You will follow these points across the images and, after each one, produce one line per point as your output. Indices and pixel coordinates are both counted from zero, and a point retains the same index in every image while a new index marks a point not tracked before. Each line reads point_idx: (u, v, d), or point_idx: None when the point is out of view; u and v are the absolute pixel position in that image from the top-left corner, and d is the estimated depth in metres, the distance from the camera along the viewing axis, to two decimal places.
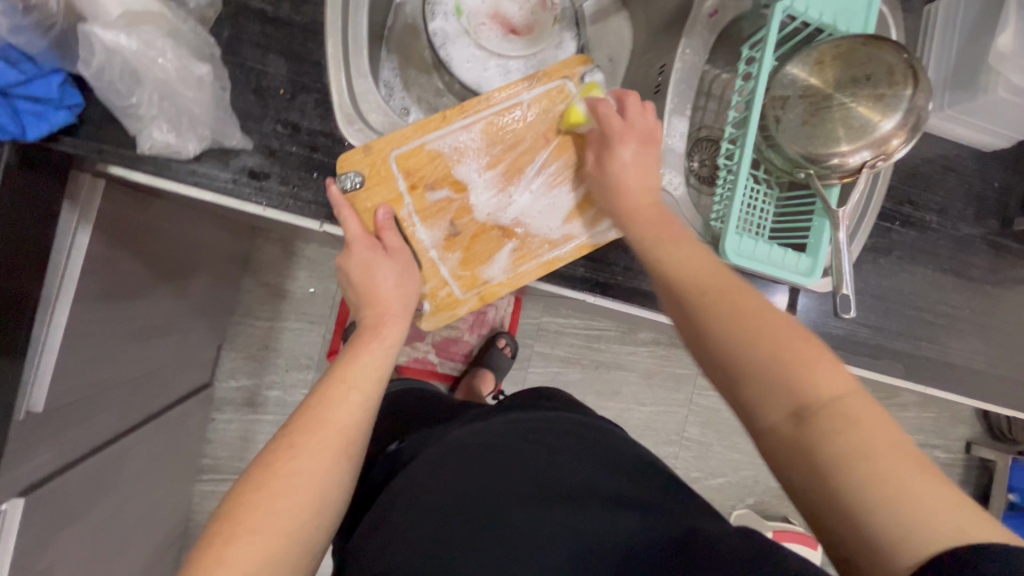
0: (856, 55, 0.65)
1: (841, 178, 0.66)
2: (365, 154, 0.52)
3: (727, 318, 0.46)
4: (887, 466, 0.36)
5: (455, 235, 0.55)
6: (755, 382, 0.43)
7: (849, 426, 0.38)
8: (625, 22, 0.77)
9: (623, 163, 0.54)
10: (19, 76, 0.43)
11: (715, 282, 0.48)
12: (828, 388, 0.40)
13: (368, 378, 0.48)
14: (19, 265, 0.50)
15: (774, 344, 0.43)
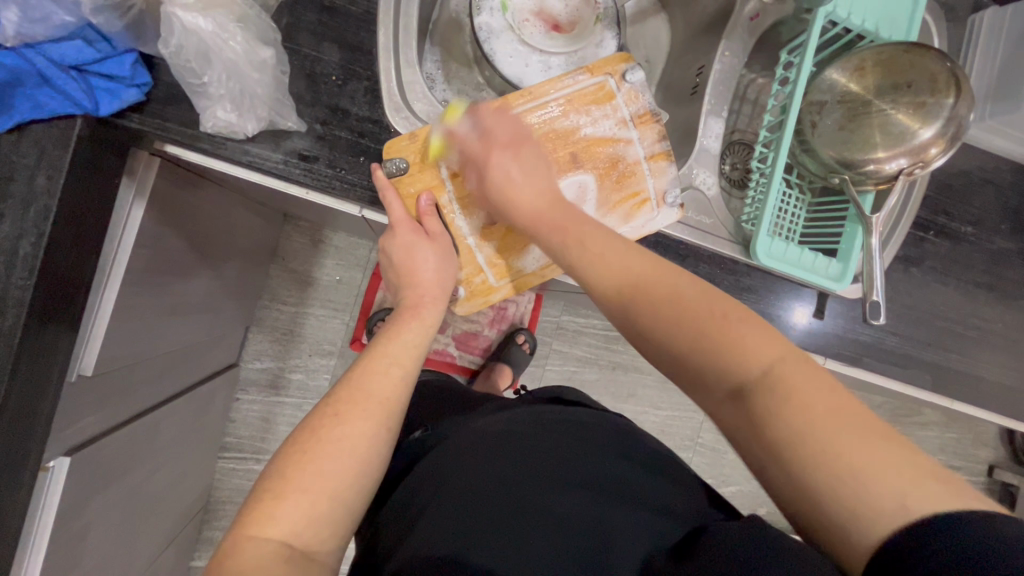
0: (897, 62, 0.65)
1: (876, 185, 0.67)
2: (411, 140, 0.54)
3: (652, 309, 0.45)
4: (828, 438, 0.36)
5: (492, 222, 0.56)
6: (693, 364, 0.43)
7: (785, 401, 0.38)
8: (664, 24, 0.78)
9: (503, 175, 0.52)
10: (97, 54, 0.47)
11: (633, 270, 0.47)
12: (756, 360, 0.40)
13: (407, 354, 0.50)
14: (82, 235, 0.53)
15: (700, 326, 0.43)
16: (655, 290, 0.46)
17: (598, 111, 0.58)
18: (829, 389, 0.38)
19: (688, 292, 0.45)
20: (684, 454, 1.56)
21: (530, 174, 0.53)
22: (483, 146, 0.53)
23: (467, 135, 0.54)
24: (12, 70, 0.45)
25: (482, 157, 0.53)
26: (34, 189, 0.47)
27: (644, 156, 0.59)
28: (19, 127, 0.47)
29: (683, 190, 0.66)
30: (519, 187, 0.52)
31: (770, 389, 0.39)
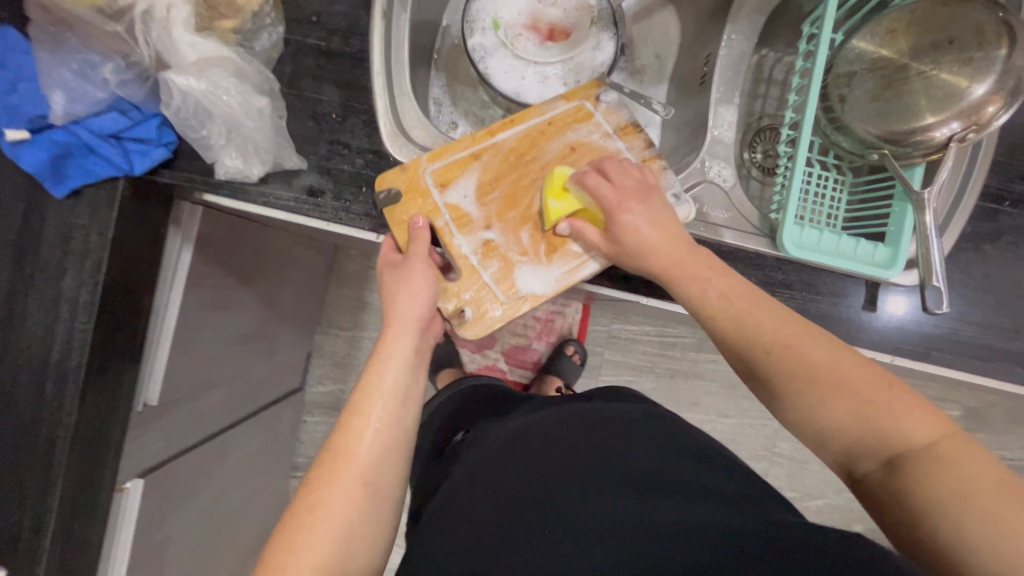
0: (935, 19, 0.57)
1: (925, 156, 0.59)
2: (401, 173, 0.56)
3: (798, 374, 0.45)
4: (983, 504, 0.35)
5: (490, 242, 0.56)
6: (856, 442, 0.42)
7: (945, 469, 0.38)
8: (672, 15, 0.75)
9: (635, 226, 0.51)
10: (129, 122, 0.53)
11: (781, 331, 0.46)
12: (917, 436, 0.40)
13: (381, 404, 0.49)
14: (135, 281, 0.60)
15: (859, 390, 0.43)
16: (813, 352, 0.45)
17: (584, 128, 0.59)
18: (991, 466, 0.37)
19: (848, 360, 0.44)
20: (760, 465, 1.44)
21: (670, 221, 0.52)
22: (619, 214, 0.52)
23: (605, 190, 0.53)
24: (62, 145, 0.52)
25: (611, 220, 0.52)
26: (89, 244, 0.54)
27: (637, 161, 0.58)
28: (75, 193, 0.54)
29: (699, 185, 0.62)
30: (653, 232, 0.51)
31: (930, 460, 0.39)
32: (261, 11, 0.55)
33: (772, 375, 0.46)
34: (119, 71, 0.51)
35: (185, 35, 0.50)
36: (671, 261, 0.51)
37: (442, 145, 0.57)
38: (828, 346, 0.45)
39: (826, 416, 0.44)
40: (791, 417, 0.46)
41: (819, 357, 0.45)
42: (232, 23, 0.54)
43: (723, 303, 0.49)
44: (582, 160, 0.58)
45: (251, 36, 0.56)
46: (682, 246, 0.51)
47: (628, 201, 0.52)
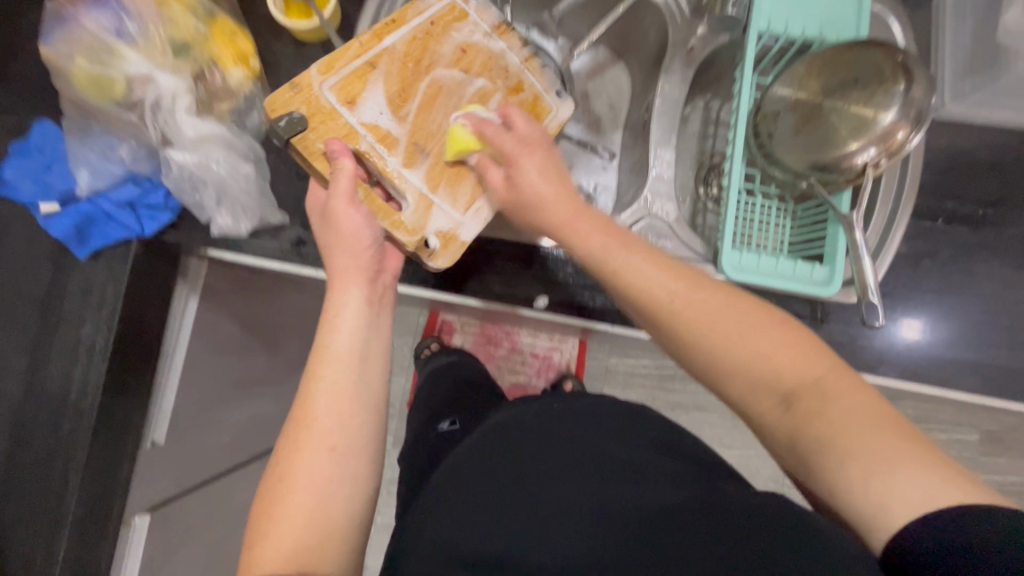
0: (840, 61, 0.64)
1: (850, 181, 0.64)
2: (295, 95, 0.61)
3: (698, 328, 0.50)
4: (860, 440, 0.41)
5: (422, 152, 0.63)
6: (760, 387, 0.48)
7: (833, 407, 0.43)
8: (622, 71, 0.84)
9: (528, 175, 0.58)
10: (140, 191, 0.62)
11: (675, 298, 0.51)
12: (805, 375, 0.46)
13: (338, 374, 0.53)
14: (144, 328, 0.67)
15: (757, 346, 0.48)
16: (703, 307, 0.50)
17: (464, 27, 0.65)
18: (867, 400, 0.43)
19: (750, 314, 0.50)
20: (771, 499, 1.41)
21: (572, 192, 0.58)
22: (516, 165, 0.58)
23: (518, 127, 0.60)
24: (85, 213, 0.61)
25: (512, 161, 0.59)
26: (106, 296, 0.63)
27: (518, 61, 0.66)
28: (94, 254, 0.63)
29: (643, 220, 0.68)
30: (544, 185, 0.58)
31: (819, 398, 0.44)
32: (252, 93, 0.64)
33: (688, 340, 0.51)
34: (135, 151, 0.61)
35: (189, 117, 0.59)
36: (561, 212, 0.57)
37: (332, 56, 0.61)
38: (730, 316, 0.49)
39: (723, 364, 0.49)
40: (697, 362, 0.51)
41: (715, 316, 0.50)
42: (227, 105, 0.62)
43: (615, 267, 0.54)
44: (473, 59, 0.65)
45: (242, 113, 0.64)
46: (573, 207, 0.57)
47: (523, 152, 0.59)
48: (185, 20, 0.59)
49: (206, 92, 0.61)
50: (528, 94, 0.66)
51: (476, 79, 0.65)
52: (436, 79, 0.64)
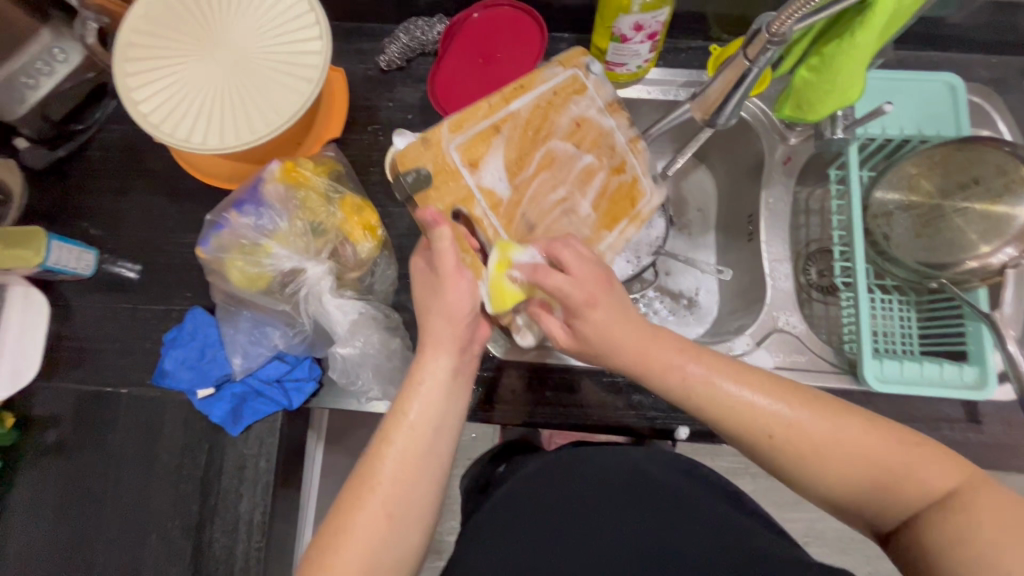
0: (953, 161, 0.64)
1: (984, 280, 0.63)
2: (425, 149, 0.57)
3: (806, 452, 0.43)
4: (991, 546, 0.37)
5: (529, 225, 0.60)
6: (867, 502, 0.43)
7: (960, 520, 0.39)
8: (706, 173, 0.84)
9: (596, 326, 0.48)
10: (288, 367, 0.65)
11: (766, 425, 0.44)
12: (936, 487, 0.40)
13: (421, 428, 0.47)
14: (287, 490, 0.68)
15: (863, 460, 0.42)
16: (805, 428, 0.43)
17: (581, 101, 0.62)
18: (1003, 505, 0.38)
19: (872, 440, 0.42)
20: None
21: (634, 315, 0.49)
22: (588, 310, 0.48)
23: (569, 285, 0.48)
24: (239, 395, 0.65)
25: (574, 310, 0.48)
26: (259, 470, 0.64)
27: (625, 142, 0.63)
28: (245, 430, 0.65)
29: (770, 335, 0.69)
30: (621, 334, 0.48)
31: (945, 508, 0.40)
32: (378, 260, 0.66)
33: (796, 478, 0.44)
34: (285, 335, 0.65)
35: (333, 300, 0.62)
36: (624, 348, 0.48)
37: (460, 115, 0.58)
38: (835, 422, 0.43)
39: (824, 476, 0.43)
40: (797, 480, 0.45)
41: (819, 437, 0.43)
42: (357, 274, 0.65)
43: (698, 394, 0.46)
44: (586, 136, 0.62)
45: (371, 280, 0.66)
46: (645, 333, 0.48)
47: (592, 299, 0.48)
48: (321, 208, 0.64)
49: (339, 266, 0.64)
50: (628, 177, 0.63)
51: (585, 156, 0.62)
52: (552, 153, 0.61)
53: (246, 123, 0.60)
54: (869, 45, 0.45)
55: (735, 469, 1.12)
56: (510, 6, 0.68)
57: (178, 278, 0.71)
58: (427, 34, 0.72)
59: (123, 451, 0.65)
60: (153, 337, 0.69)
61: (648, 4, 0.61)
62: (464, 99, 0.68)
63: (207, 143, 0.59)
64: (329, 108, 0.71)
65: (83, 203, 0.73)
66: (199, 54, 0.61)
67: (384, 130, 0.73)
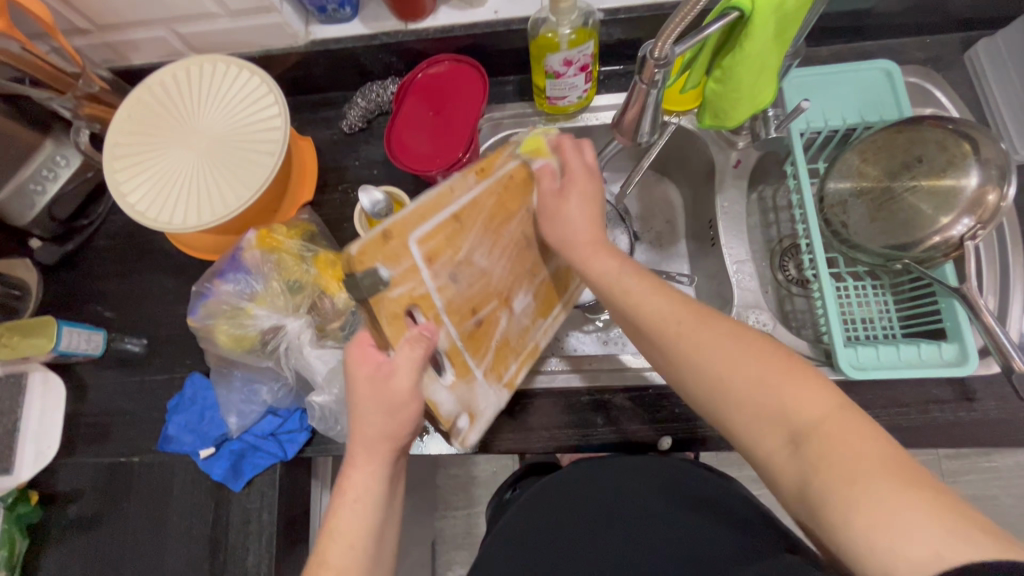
0: (896, 143, 0.65)
1: (948, 255, 0.62)
2: (388, 246, 0.44)
3: (683, 339, 0.48)
4: (877, 481, 0.37)
5: (476, 323, 0.53)
6: (753, 420, 0.44)
7: (839, 464, 0.39)
8: (669, 185, 0.86)
9: (568, 211, 0.54)
10: (281, 420, 0.69)
11: (670, 316, 0.49)
12: (810, 412, 0.42)
13: (353, 523, 0.48)
14: (293, 541, 0.71)
15: (767, 393, 0.43)
16: (681, 330, 0.48)
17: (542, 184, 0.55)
18: (871, 440, 0.39)
19: (765, 366, 0.44)
20: None
21: (597, 207, 0.56)
22: (558, 201, 0.55)
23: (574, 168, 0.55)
24: (238, 451, 0.68)
25: (543, 204, 0.55)
26: (263, 522, 0.67)
27: None
28: (247, 484, 0.68)
29: None
30: (581, 213, 0.55)
31: (820, 438, 0.41)
32: (356, 308, 0.70)
33: (691, 388, 0.48)
34: (275, 391, 0.69)
35: (313, 350, 0.65)
36: (577, 240, 0.54)
37: (424, 203, 0.45)
38: (734, 332, 0.47)
39: (716, 394, 0.46)
40: (682, 379, 0.49)
41: (709, 332, 0.47)
42: (337, 323, 0.68)
43: (618, 285, 0.52)
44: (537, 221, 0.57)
45: (351, 328, 0.68)
46: (592, 239, 0.54)
47: (578, 184, 0.55)
48: (297, 267, 0.68)
49: (320, 318, 0.68)
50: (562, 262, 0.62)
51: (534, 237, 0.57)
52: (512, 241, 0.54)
53: (219, 199, 0.65)
54: (762, 53, 0.48)
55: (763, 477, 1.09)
56: (453, 60, 0.73)
57: (179, 348, 0.76)
58: (382, 95, 0.78)
59: (137, 517, 0.69)
60: (159, 405, 0.74)
61: (574, 39, 0.65)
62: (419, 149, 0.72)
63: (186, 223, 0.65)
64: (301, 175, 0.76)
65: (92, 290, 0.80)
66: (176, 146, 0.67)
67: (353, 187, 0.78)
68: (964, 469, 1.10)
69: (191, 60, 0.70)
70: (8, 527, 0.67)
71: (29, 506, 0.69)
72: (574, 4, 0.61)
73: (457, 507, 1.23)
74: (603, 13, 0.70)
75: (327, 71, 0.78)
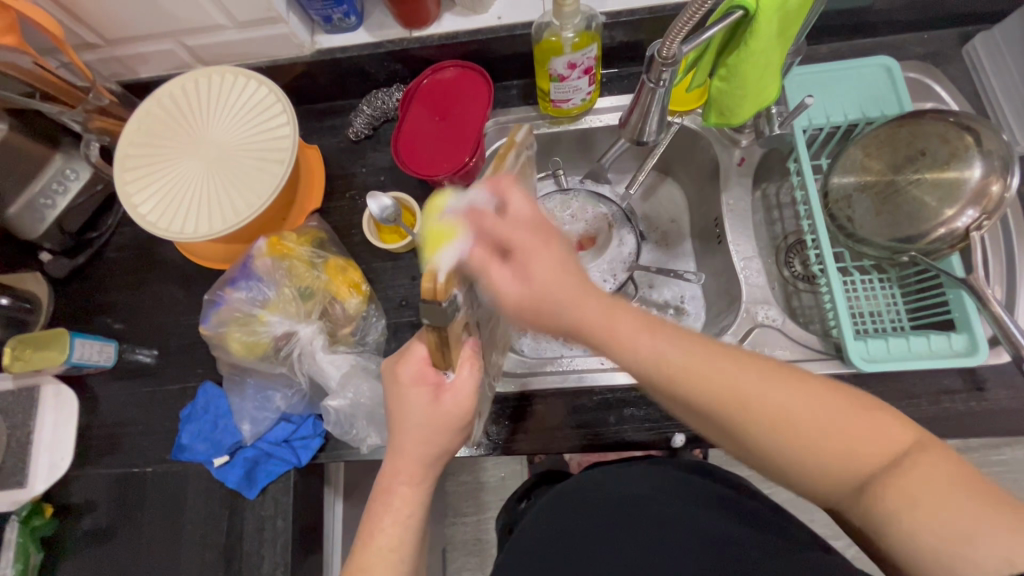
0: (898, 138, 0.65)
1: (954, 246, 0.63)
2: (456, 271, 0.38)
3: (748, 412, 0.41)
4: (953, 500, 0.37)
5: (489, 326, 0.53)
6: (829, 470, 0.41)
7: (925, 496, 0.38)
8: (673, 185, 0.87)
9: (540, 270, 0.45)
10: (294, 426, 0.69)
11: (714, 385, 0.41)
12: (885, 449, 0.40)
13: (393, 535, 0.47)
14: (308, 548, 0.71)
15: (840, 436, 0.40)
16: (748, 397, 0.41)
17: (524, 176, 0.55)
18: (946, 462, 0.39)
19: (840, 411, 0.41)
20: None
21: (574, 268, 0.46)
22: (526, 262, 0.45)
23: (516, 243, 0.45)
24: (251, 459, 0.68)
25: (519, 251, 0.45)
26: (278, 529, 0.67)
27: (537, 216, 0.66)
28: (261, 491, 0.68)
29: (754, 331, 0.70)
30: (546, 275, 0.45)
31: (899, 472, 0.39)
32: (368, 313, 0.71)
33: (755, 446, 0.42)
34: (288, 398, 0.69)
35: (326, 356, 0.66)
36: (566, 298, 0.44)
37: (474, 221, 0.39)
38: (805, 392, 0.41)
39: (768, 443, 0.42)
40: (757, 448, 0.42)
41: (780, 395, 0.41)
42: (349, 329, 0.69)
43: (672, 369, 0.42)
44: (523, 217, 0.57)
45: (362, 333, 0.70)
46: (603, 303, 0.44)
47: (531, 245, 0.45)
48: (308, 274, 0.69)
49: (332, 324, 0.69)
50: None
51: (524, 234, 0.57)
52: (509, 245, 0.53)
53: (230, 207, 0.66)
54: (767, 51, 0.49)
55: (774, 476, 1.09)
56: (457, 66, 0.74)
57: (190, 358, 0.76)
58: (387, 103, 0.79)
59: (152, 527, 0.69)
60: (172, 415, 0.74)
61: (577, 43, 0.65)
62: (426, 154, 0.72)
63: (198, 232, 0.65)
64: (309, 182, 0.77)
65: (102, 301, 0.80)
66: (187, 156, 0.68)
67: (361, 194, 0.79)
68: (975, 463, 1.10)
69: (200, 72, 0.71)
70: (23, 540, 0.67)
71: (43, 519, 0.69)
72: (577, 7, 0.62)
73: (467, 513, 1.22)
74: (605, 17, 0.71)
75: (333, 80, 0.79)
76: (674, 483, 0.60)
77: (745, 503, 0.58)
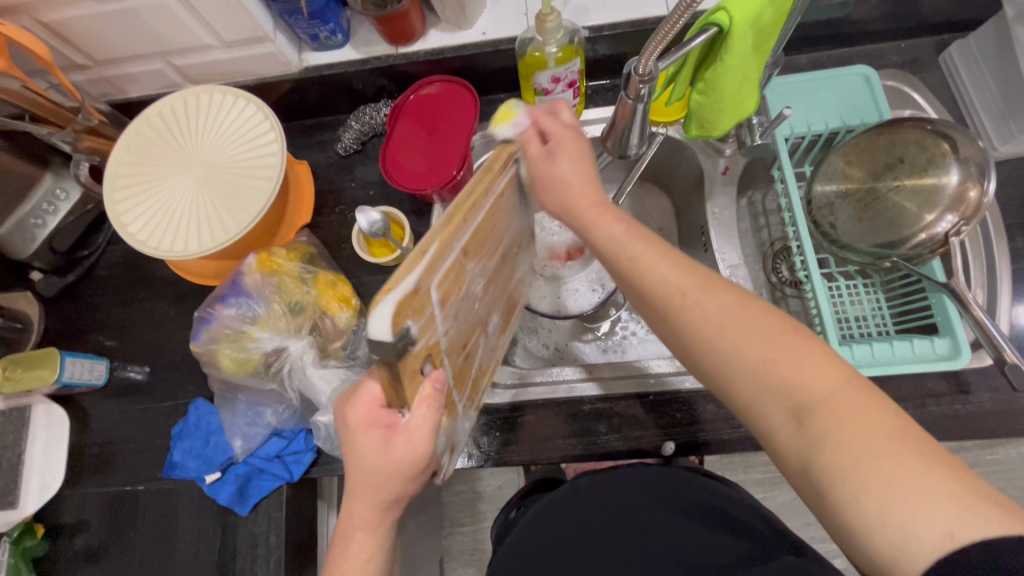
0: (877, 145, 0.66)
1: (935, 251, 0.63)
2: (418, 300, 0.33)
3: (701, 328, 0.43)
4: (884, 450, 0.35)
5: (464, 354, 0.46)
6: (759, 397, 0.41)
7: (850, 436, 0.36)
8: (660, 194, 0.88)
9: (563, 169, 0.49)
10: (286, 441, 0.69)
11: (671, 281, 0.45)
12: (819, 390, 0.39)
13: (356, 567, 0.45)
14: (302, 563, 0.71)
15: (771, 362, 0.41)
16: (694, 307, 0.44)
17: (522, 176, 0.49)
18: (882, 413, 0.37)
19: (779, 339, 0.41)
20: None
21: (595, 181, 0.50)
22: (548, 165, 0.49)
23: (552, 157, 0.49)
24: (243, 475, 0.68)
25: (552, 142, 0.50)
26: (271, 546, 0.67)
27: None
28: (253, 507, 0.68)
29: None
30: (575, 178, 0.50)
31: (833, 416, 0.38)
32: (358, 327, 0.71)
33: (697, 352, 0.44)
34: (280, 413, 0.69)
35: (316, 371, 0.66)
36: (578, 202, 0.50)
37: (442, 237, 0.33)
38: (750, 314, 0.42)
39: (714, 357, 0.43)
40: (697, 357, 0.45)
41: (737, 325, 0.42)
42: (339, 343, 0.69)
43: (623, 260, 0.47)
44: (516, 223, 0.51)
45: (353, 347, 0.70)
46: (597, 199, 0.50)
47: (561, 153, 0.49)
48: (297, 289, 0.69)
49: (322, 339, 0.69)
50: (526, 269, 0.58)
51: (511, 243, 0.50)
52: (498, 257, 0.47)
53: (219, 224, 0.66)
54: (742, 65, 0.50)
55: (770, 479, 1.09)
56: (443, 81, 0.75)
57: (181, 374, 0.76)
58: (375, 118, 0.80)
59: (144, 545, 0.69)
60: (164, 432, 0.74)
61: (560, 57, 0.66)
62: (414, 169, 0.73)
63: (187, 249, 0.66)
64: (298, 198, 0.77)
65: (93, 320, 0.80)
66: (176, 173, 0.69)
67: (350, 209, 0.79)
68: (968, 463, 1.10)
69: (189, 91, 0.72)
70: (14, 562, 0.66)
71: (35, 540, 0.69)
72: (559, 23, 0.63)
73: (464, 523, 1.22)
74: (588, 31, 0.72)
75: (321, 96, 0.80)
76: (661, 496, 0.61)
77: (734, 512, 0.58)
